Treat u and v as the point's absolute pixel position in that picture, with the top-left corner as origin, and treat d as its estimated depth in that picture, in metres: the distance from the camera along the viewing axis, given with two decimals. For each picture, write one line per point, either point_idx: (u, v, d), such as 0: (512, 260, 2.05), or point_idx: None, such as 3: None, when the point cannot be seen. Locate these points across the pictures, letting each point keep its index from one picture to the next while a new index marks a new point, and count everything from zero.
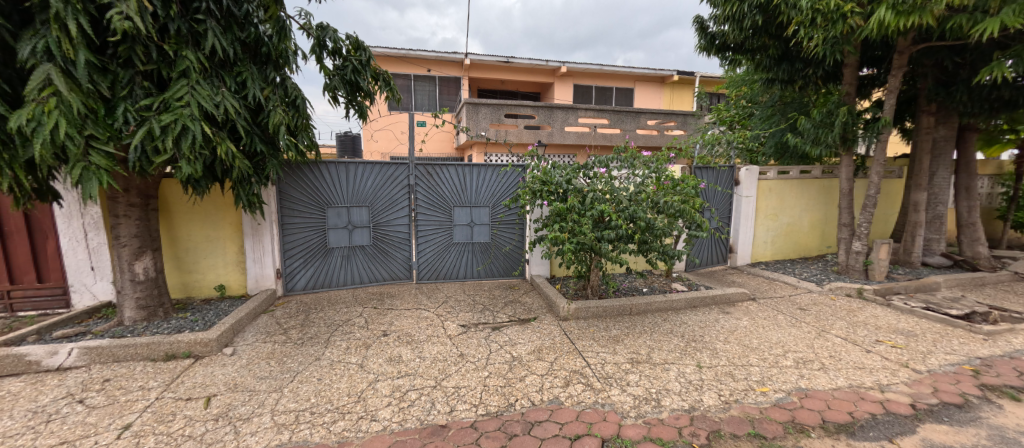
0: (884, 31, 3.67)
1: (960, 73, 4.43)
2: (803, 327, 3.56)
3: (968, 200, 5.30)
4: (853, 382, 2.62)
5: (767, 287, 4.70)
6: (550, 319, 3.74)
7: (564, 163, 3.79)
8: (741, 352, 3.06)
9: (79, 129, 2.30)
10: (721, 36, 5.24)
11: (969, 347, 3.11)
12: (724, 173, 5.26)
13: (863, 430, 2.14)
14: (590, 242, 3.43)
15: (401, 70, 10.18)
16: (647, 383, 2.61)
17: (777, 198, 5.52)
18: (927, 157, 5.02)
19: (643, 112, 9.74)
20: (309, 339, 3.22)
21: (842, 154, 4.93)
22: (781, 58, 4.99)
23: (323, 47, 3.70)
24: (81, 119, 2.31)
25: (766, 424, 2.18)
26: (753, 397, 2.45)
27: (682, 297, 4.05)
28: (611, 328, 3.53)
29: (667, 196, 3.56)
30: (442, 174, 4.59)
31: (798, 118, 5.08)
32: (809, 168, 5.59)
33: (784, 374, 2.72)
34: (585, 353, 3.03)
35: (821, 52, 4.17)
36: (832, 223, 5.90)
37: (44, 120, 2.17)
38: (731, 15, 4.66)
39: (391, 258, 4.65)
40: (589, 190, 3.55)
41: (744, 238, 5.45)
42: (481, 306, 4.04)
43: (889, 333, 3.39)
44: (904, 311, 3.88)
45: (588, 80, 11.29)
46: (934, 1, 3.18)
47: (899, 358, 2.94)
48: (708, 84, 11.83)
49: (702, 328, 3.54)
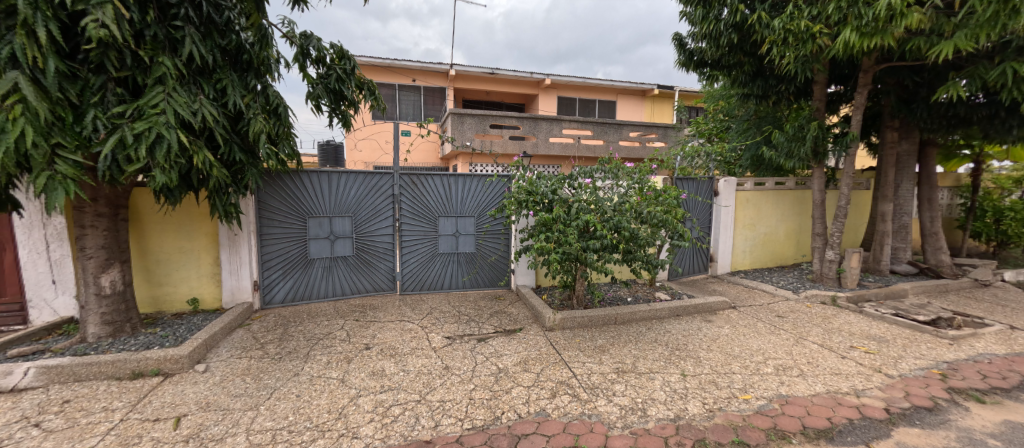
0: (850, 51, 3.85)
1: (919, 92, 4.70)
2: (782, 334, 3.66)
3: (930, 210, 5.59)
4: (830, 388, 2.70)
5: (746, 295, 4.82)
6: (536, 329, 3.73)
7: (549, 173, 3.81)
8: (724, 360, 3.11)
9: (44, 137, 2.20)
10: (700, 53, 5.38)
11: (937, 352, 3.25)
12: (704, 184, 5.43)
13: (841, 435, 2.21)
14: (575, 252, 3.44)
15: (385, 80, 10.18)
16: (633, 392, 2.62)
17: (754, 208, 5.69)
18: (892, 170, 5.28)
19: (625, 124, 9.96)
20: (287, 354, 3.11)
21: (814, 167, 5.12)
22: (755, 74, 5.20)
23: (306, 55, 3.66)
24: (47, 126, 2.21)
25: (749, 431, 2.23)
26: (735, 405, 2.49)
27: (666, 306, 4.11)
28: (597, 338, 3.54)
29: (650, 207, 3.61)
30: (427, 183, 4.56)
31: (773, 132, 5.30)
32: (784, 180, 5.80)
33: (766, 381, 2.78)
34: (572, 364, 3.03)
35: (794, 69, 4.33)
36: (806, 232, 6.11)
37: (7, 127, 2.07)
38: (708, 34, 4.83)
39: (374, 269, 4.56)
40: (574, 201, 3.58)
41: (724, 247, 5.60)
42: (467, 317, 4.00)
43: (862, 339, 3.51)
44: (875, 317, 4.03)
45: (571, 93, 11.50)
46: (895, 24, 3.38)
47: (872, 363, 3.05)
48: (687, 98, 12.26)
49: (685, 337, 3.59)
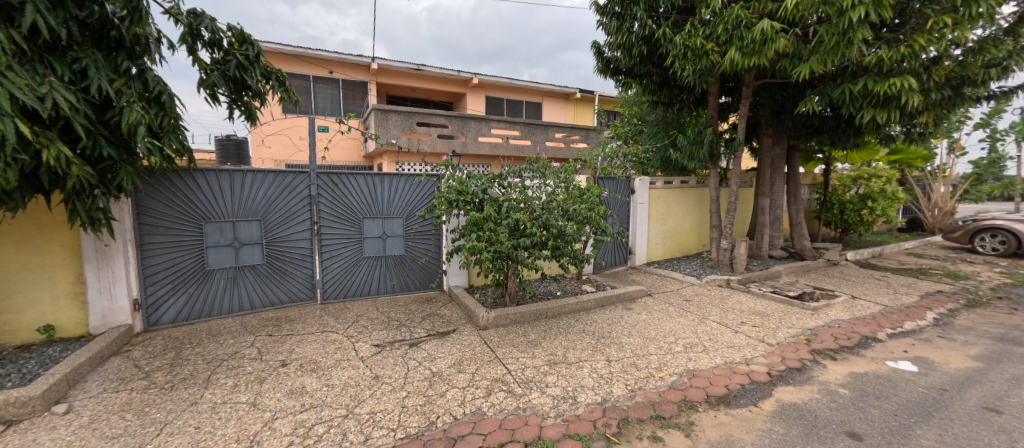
0: (735, 68, 4.47)
1: (786, 105, 5.63)
2: (688, 316, 4.13)
3: (796, 204, 6.74)
4: (727, 359, 3.11)
5: (660, 283, 5.34)
6: (470, 329, 3.71)
7: (479, 173, 3.82)
8: (642, 343, 3.42)
9: None
10: (615, 61, 5.80)
11: (803, 321, 3.94)
12: (622, 183, 5.88)
13: (736, 399, 2.57)
14: (507, 250, 3.49)
15: (296, 70, 9.29)
16: (564, 382, 2.75)
17: (664, 205, 6.32)
18: (768, 171, 6.25)
19: (551, 125, 10.37)
20: (182, 381, 2.68)
21: (710, 168, 5.85)
22: (662, 84, 5.78)
23: (197, 37, 3.19)
24: None
25: (664, 405, 2.49)
26: (653, 383, 2.76)
27: (591, 297, 4.38)
28: (529, 333, 3.64)
29: (575, 205, 3.82)
30: (349, 183, 4.28)
31: (678, 136, 5.93)
32: (688, 179, 6.54)
33: (677, 359, 3.12)
34: (506, 360, 3.08)
35: (693, 80, 4.90)
36: (706, 225, 6.96)
37: None
38: (621, 44, 5.23)
39: (289, 277, 4.15)
40: (504, 200, 3.63)
41: (640, 240, 6.13)
42: (397, 322, 3.84)
43: (750, 315, 4.12)
44: (759, 295, 4.75)
45: (498, 93, 11.63)
46: (767, 48, 4.00)
47: (757, 335, 3.59)
48: (606, 103, 13.17)
49: (609, 325, 3.87)
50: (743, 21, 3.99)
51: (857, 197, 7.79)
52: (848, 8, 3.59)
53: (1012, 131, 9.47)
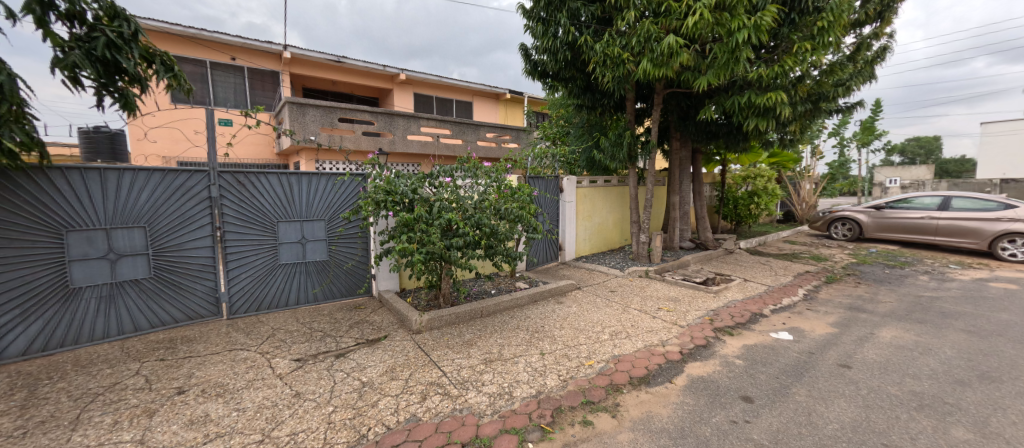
0: (647, 77, 4.90)
1: (691, 112, 6.33)
2: (613, 305, 4.44)
3: (700, 200, 7.62)
4: (647, 343, 3.42)
5: (588, 277, 5.67)
6: (403, 334, 3.58)
7: (409, 172, 3.69)
8: (573, 335, 3.60)
9: None
10: (542, 64, 6.01)
11: (707, 303, 4.47)
12: (551, 182, 6.11)
13: (655, 378, 2.84)
14: (439, 251, 3.42)
15: (189, 54, 8.12)
16: (500, 378, 2.79)
17: (590, 202, 6.72)
18: (678, 171, 6.97)
19: (482, 125, 10.41)
20: (37, 426, 2.19)
21: (629, 168, 6.35)
22: (585, 89, 6.13)
23: (49, 6, 2.61)
24: None
25: (593, 391, 2.65)
26: (583, 371, 2.92)
27: (525, 294, 4.49)
28: (465, 333, 3.62)
29: (507, 204, 3.88)
30: (258, 183, 3.85)
31: (601, 139, 6.34)
32: (610, 178, 7.02)
33: (604, 347, 3.34)
34: (441, 363, 3.03)
35: (613, 86, 5.26)
36: (627, 221, 7.54)
37: None
38: (547, 48, 5.43)
39: (186, 292, 3.62)
40: (436, 200, 3.56)
41: (569, 237, 6.43)
42: (321, 333, 3.55)
43: (665, 301, 4.56)
44: (672, 283, 5.28)
45: (427, 90, 11.34)
46: (673, 60, 4.45)
47: (671, 318, 4.00)
48: (535, 105, 13.57)
49: (542, 319, 4.00)
50: (653, 35, 4.40)
51: (747, 194, 9.05)
52: (735, 30, 4.15)
53: (854, 139, 11.73)
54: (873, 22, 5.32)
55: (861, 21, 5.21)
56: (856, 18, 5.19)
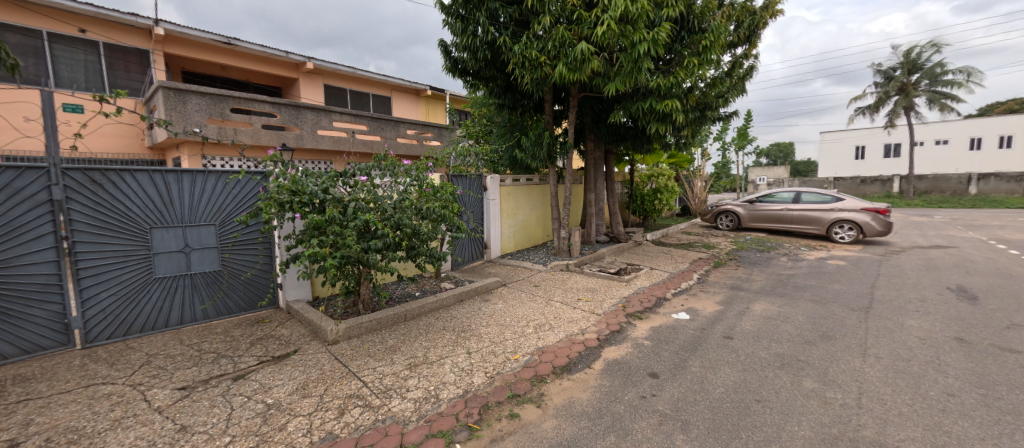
0: (563, 80, 5.16)
1: (603, 116, 6.82)
2: (537, 299, 4.62)
3: (613, 197, 8.27)
4: (568, 333, 3.61)
5: (513, 273, 5.80)
6: (316, 346, 3.28)
7: (318, 170, 3.39)
8: (499, 331, 3.65)
9: None
10: (462, 62, 5.97)
11: (620, 292, 4.88)
12: (475, 181, 6.12)
13: (575, 365, 3.02)
14: (356, 255, 3.19)
15: (15, 21, 6.52)
16: (426, 382, 2.72)
17: (513, 201, 6.87)
18: (593, 170, 7.46)
19: (402, 121, 9.99)
20: None
21: (549, 167, 6.63)
22: (506, 89, 6.24)
23: None
24: None
25: (519, 384, 2.72)
26: (509, 366, 2.98)
27: (451, 294, 4.44)
28: (387, 339, 3.45)
29: (429, 203, 3.78)
30: (122, 183, 3.21)
31: (522, 138, 6.52)
32: (532, 177, 7.25)
33: (528, 340, 3.45)
34: (361, 373, 2.85)
35: (532, 87, 5.44)
36: (548, 218, 7.87)
37: None
38: (467, 46, 5.41)
39: (19, 319, 2.87)
40: (350, 200, 3.31)
41: (494, 235, 6.51)
42: (214, 354, 3.09)
43: (584, 292, 4.87)
44: (590, 275, 5.65)
45: (340, 82, 10.52)
46: (585, 66, 4.74)
47: (589, 308, 4.28)
48: (457, 102, 13.43)
49: (469, 318, 3.99)
50: (566, 41, 4.65)
51: (651, 191, 10.06)
52: (637, 42, 4.58)
53: (733, 143, 13.73)
54: (744, 45, 6.28)
55: (735, 43, 6.12)
56: (731, 40, 6.07)
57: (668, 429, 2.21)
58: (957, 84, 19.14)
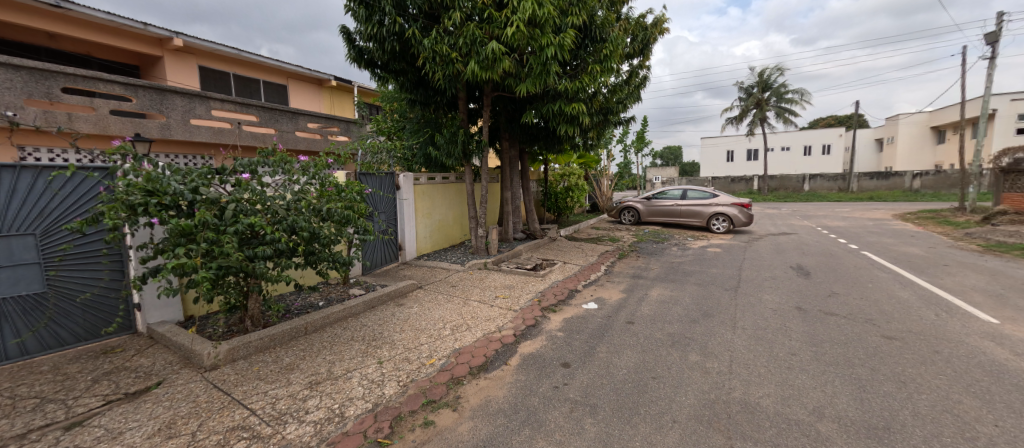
0: (476, 79, 5.13)
1: (517, 116, 6.98)
2: (455, 300, 4.54)
3: (528, 195, 8.52)
4: (485, 332, 3.61)
5: (430, 275, 5.63)
6: (189, 375, 2.77)
7: (185, 166, 2.84)
8: (414, 336, 3.50)
9: None
10: (368, 52, 5.58)
11: (536, 287, 5.04)
12: (386, 179, 5.78)
13: (492, 363, 3.02)
14: (239, 264, 2.76)
15: None
16: (329, 401, 2.47)
17: (429, 200, 6.66)
18: (509, 169, 7.59)
19: (301, 113, 9.02)
20: None
21: (465, 166, 6.56)
22: (418, 84, 6.00)
23: None
24: None
25: (434, 389, 2.62)
26: (424, 372, 2.86)
27: (360, 301, 4.12)
28: (282, 357, 3.06)
29: (330, 203, 3.43)
30: None
31: (436, 135, 6.34)
32: (448, 175, 7.12)
33: (445, 342, 3.37)
34: (249, 399, 2.47)
35: (445, 83, 5.31)
36: (466, 217, 7.80)
37: None
38: (372, 35, 5.06)
39: None
40: (230, 201, 2.85)
41: (409, 236, 6.23)
42: (35, 401, 2.41)
43: (501, 289, 4.93)
44: (507, 272, 5.74)
45: (220, 65, 9.08)
46: (497, 65, 4.77)
47: (506, 305, 4.35)
48: (366, 96, 12.59)
49: (380, 325, 3.74)
50: (478, 38, 4.63)
51: (564, 189, 10.62)
52: (545, 46, 4.76)
53: (633, 146, 15.17)
54: (639, 57, 6.95)
55: (632, 54, 6.73)
56: (629, 51, 6.67)
57: (578, 415, 2.33)
58: (795, 102, 23.78)
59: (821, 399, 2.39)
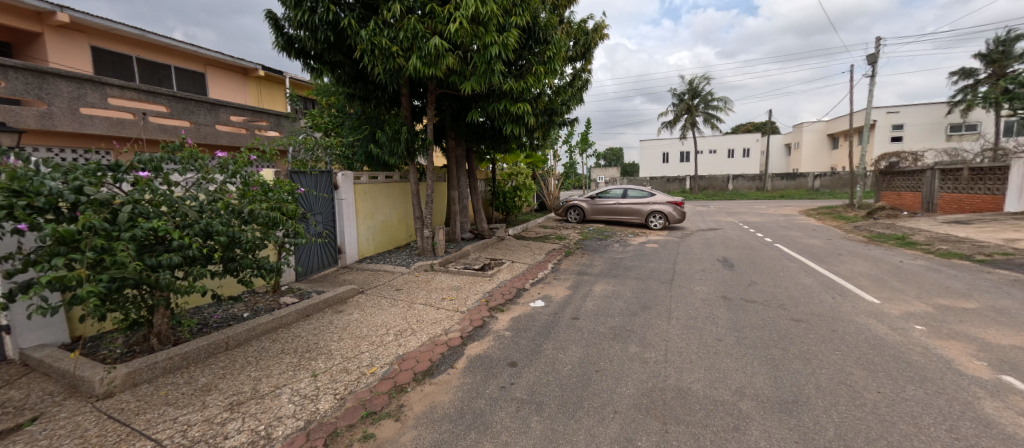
0: (419, 74, 4.96)
1: (463, 114, 6.88)
2: (399, 304, 4.36)
3: (476, 195, 8.45)
4: (430, 335, 3.50)
5: (372, 278, 5.36)
6: (75, 406, 2.36)
7: (65, 161, 2.41)
8: (353, 344, 3.30)
9: None
10: (299, 41, 5.17)
11: (484, 287, 5.01)
12: (322, 178, 5.40)
13: (438, 367, 2.94)
14: (138, 275, 2.40)
15: None
16: (253, 422, 2.23)
17: (371, 200, 6.33)
18: (455, 168, 7.46)
19: (222, 105, 8.17)
20: None
21: (410, 164, 6.34)
22: (356, 77, 5.68)
23: None
24: None
25: (375, 400, 2.48)
26: (363, 382, 2.70)
27: (292, 310, 3.80)
28: (197, 377, 2.72)
29: (253, 205, 3.12)
30: None
31: (378, 132, 6.05)
32: (392, 174, 6.83)
33: (387, 349, 3.21)
34: (153, 429, 2.16)
35: (385, 78, 5.08)
36: (411, 217, 7.54)
37: None
38: (303, 23, 4.70)
39: None
40: (126, 202, 2.46)
41: (349, 238, 5.88)
42: None
43: (448, 291, 4.82)
44: (455, 273, 5.64)
45: (118, 47, 7.90)
46: (440, 62, 4.66)
47: (453, 306, 4.26)
48: (300, 88, 11.71)
49: (316, 335, 3.48)
50: (419, 33, 4.49)
51: (512, 188, 10.68)
52: (489, 44, 4.74)
53: (577, 147, 15.68)
54: (581, 61, 7.18)
55: (574, 57, 6.93)
56: (571, 54, 6.86)
57: (524, 413, 2.33)
58: (720, 110, 26.11)
59: (742, 380, 2.61)
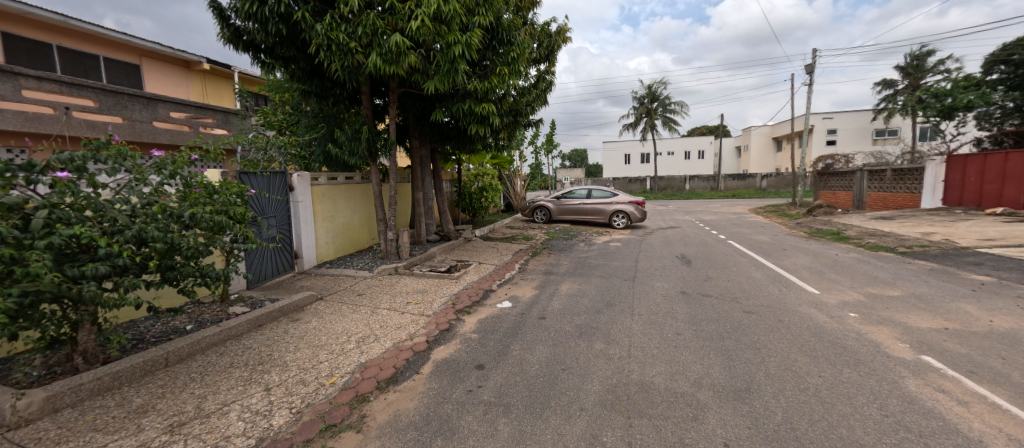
0: (379, 72, 4.80)
1: (427, 114, 6.76)
2: (361, 309, 4.19)
3: (441, 196, 8.32)
4: (395, 341, 3.39)
5: (332, 284, 5.12)
6: None
7: None
8: (311, 354, 3.13)
9: None
10: (248, 33, 4.85)
11: (450, 289, 4.93)
12: (275, 179, 5.09)
13: (402, 374, 2.85)
14: (57, 286, 2.13)
15: None
16: (197, 444, 2.05)
17: (330, 202, 6.06)
18: (420, 168, 7.30)
19: (159, 99, 7.51)
20: None
21: (371, 165, 6.13)
22: (312, 74, 5.42)
23: None
24: None
25: (335, 412, 2.37)
26: (322, 394, 2.57)
27: (242, 320, 3.55)
28: (132, 398, 2.47)
29: (196, 208, 2.88)
30: None
31: (336, 131, 5.81)
32: (352, 175, 6.58)
33: (348, 358, 3.07)
34: None
35: (344, 75, 4.88)
36: (374, 220, 7.29)
37: None
38: (252, 14, 4.41)
39: None
40: (41, 205, 2.19)
41: (306, 242, 5.59)
42: None
43: (413, 294, 4.70)
44: (420, 276, 5.51)
45: (36, 34, 7.04)
46: (401, 60, 4.54)
47: (418, 310, 4.16)
48: (249, 84, 11.03)
49: (269, 346, 3.27)
50: (379, 29, 4.35)
51: (477, 189, 10.61)
52: (452, 44, 4.68)
53: (542, 148, 15.87)
54: (544, 63, 7.28)
55: (538, 60, 7.02)
56: (534, 56, 6.94)
57: (491, 416, 2.30)
58: (676, 114, 27.48)
59: (700, 371, 2.74)
